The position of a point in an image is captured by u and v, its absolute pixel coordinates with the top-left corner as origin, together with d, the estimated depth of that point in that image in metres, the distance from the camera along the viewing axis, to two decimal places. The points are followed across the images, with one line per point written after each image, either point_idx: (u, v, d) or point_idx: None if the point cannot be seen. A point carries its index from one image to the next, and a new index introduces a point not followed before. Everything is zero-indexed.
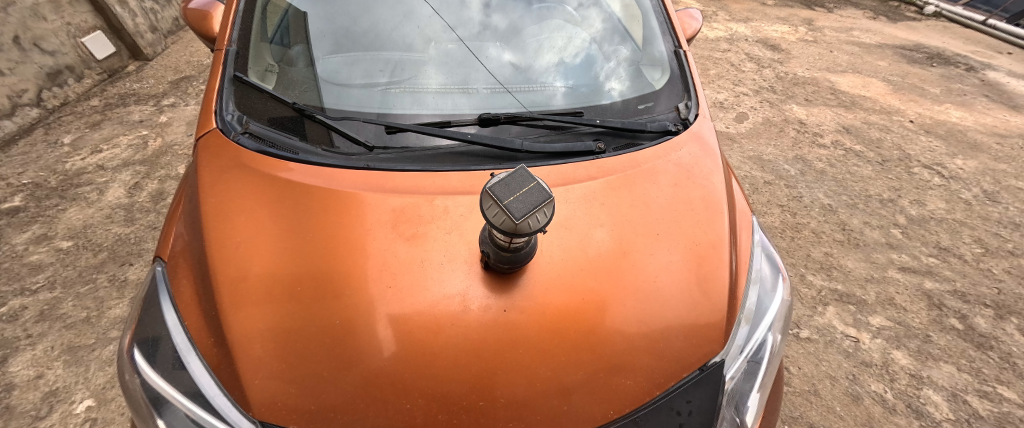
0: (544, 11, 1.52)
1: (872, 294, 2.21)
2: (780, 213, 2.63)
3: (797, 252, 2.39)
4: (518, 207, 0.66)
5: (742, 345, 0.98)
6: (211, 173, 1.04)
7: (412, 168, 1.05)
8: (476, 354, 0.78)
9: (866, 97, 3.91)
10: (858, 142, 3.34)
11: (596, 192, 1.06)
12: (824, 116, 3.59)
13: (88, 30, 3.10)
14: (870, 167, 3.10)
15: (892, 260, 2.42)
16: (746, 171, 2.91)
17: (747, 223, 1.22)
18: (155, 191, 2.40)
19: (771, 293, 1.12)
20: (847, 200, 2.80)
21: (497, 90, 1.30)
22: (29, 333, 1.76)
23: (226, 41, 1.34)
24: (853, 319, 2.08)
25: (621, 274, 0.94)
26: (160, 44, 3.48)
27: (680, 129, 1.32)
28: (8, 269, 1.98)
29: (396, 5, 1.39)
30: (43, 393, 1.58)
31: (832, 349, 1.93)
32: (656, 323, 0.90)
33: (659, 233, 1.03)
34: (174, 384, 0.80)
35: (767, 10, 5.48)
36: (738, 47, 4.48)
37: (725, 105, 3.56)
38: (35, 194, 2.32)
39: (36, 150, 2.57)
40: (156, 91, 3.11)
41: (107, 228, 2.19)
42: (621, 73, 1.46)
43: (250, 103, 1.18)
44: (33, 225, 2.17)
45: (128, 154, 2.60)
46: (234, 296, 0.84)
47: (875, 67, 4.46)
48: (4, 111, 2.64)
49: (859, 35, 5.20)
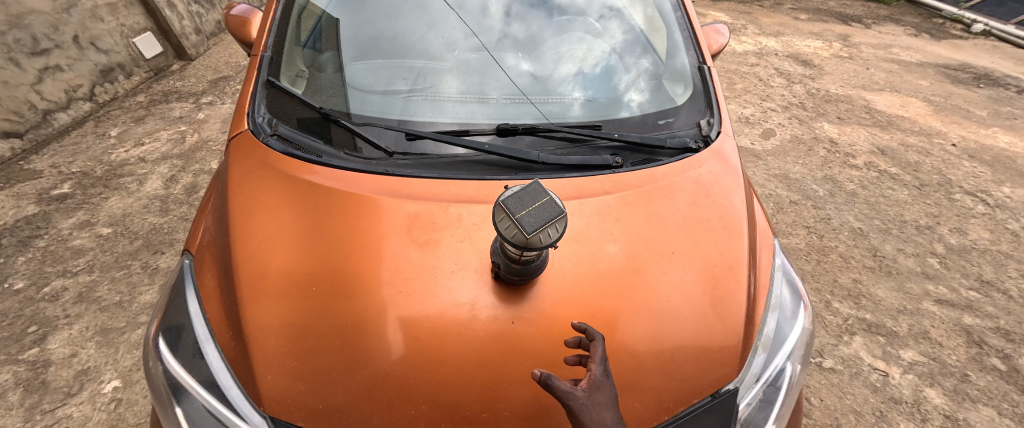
0: (564, 22, 1.51)
1: (904, 327, 2.09)
2: (806, 234, 2.53)
3: (823, 276, 2.29)
4: (530, 221, 0.66)
5: (759, 374, 0.94)
6: (239, 173, 1.08)
7: (429, 175, 1.07)
8: (482, 365, 0.78)
9: (903, 117, 3.74)
10: (894, 164, 3.19)
11: (610, 206, 1.05)
12: (857, 135, 3.45)
13: (139, 31, 3.28)
14: (906, 191, 2.96)
15: (928, 292, 2.29)
16: (771, 190, 2.82)
17: (768, 244, 1.19)
18: (188, 184, 2.51)
19: (793, 320, 1.07)
20: (879, 224, 2.67)
21: (516, 100, 1.31)
22: (68, 313, 1.86)
23: (261, 47, 1.39)
24: (882, 351, 1.97)
25: (632, 291, 0.92)
26: (202, 45, 3.68)
27: (701, 147, 1.29)
28: (54, 251, 2.11)
29: (422, 15, 1.42)
30: (76, 372, 1.67)
31: (858, 382, 1.83)
32: (666, 344, 0.87)
33: (674, 251, 1.01)
34: (192, 373, 0.83)
35: (799, 25, 5.34)
36: (767, 61, 4.36)
37: (751, 120, 3.47)
38: (81, 182, 2.47)
39: (86, 141, 2.75)
40: (196, 90, 3.27)
41: (144, 217, 2.30)
42: (640, 85, 1.44)
43: (280, 106, 1.22)
44: (78, 211, 2.31)
45: (168, 147, 2.74)
46: (253, 291, 0.87)
47: (916, 86, 4.26)
48: (60, 104, 2.82)
49: (899, 52, 4.99)
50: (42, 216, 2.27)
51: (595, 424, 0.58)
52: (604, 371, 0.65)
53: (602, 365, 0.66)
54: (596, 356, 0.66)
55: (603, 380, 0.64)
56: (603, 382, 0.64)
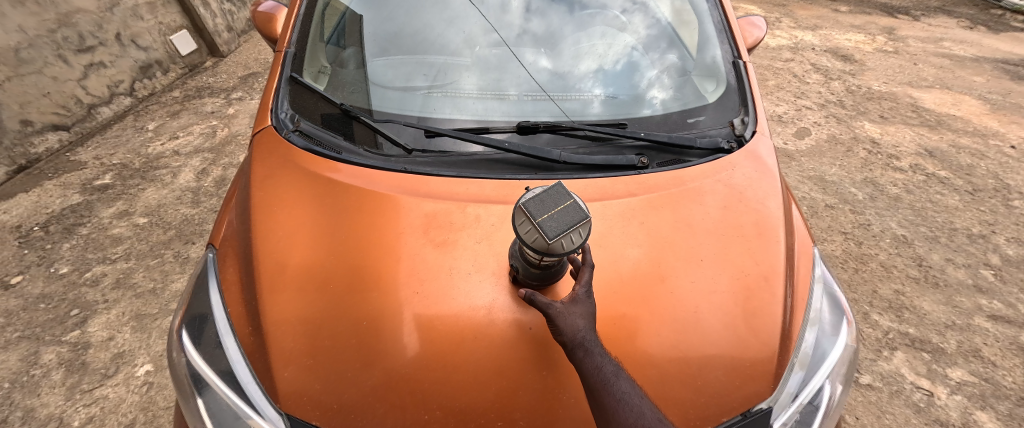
0: (585, 17, 1.45)
1: (952, 343, 1.95)
2: (843, 241, 2.39)
3: (861, 286, 2.16)
4: (552, 227, 0.62)
5: (796, 393, 0.88)
6: (262, 169, 1.09)
7: (448, 174, 1.05)
8: (497, 371, 0.76)
9: (955, 116, 3.50)
10: (943, 167, 2.98)
11: (635, 209, 1.01)
12: (903, 136, 3.24)
13: (176, 29, 3.39)
14: (956, 196, 2.76)
15: (980, 307, 2.13)
16: (805, 193, 2.68)
17: (807, 254, 1.11)
18: (218, 177, 2.58)
19: (833, 337, 1.00)
20: (926, 232, 2.50)
21: (537, 98, 1.28)
22: (107, 298, 1.95)
23: (286, 43, 1.39)
24: (927, 369, 1.84)
25: (657, 299, 0.87)
26: (233, 42, 3.80)
27: (734, 147, 1.22)
28: (95, 239, 2.21)
29: (442, 11, 1.41)
30: (113, 354, 1.74)
31: (899, 401, 1.72)
32: (694, 357, 0.83)
33: (703, 258, 0.96)
34: (212, 365, 0.84)
35: (839, 17, 5.06)
36: (803, 56, 4.16)
37: (784, 118, 3.31)
38: (121, 174, 2.58)
39: (126, 134, 2.87)
40: (227, 85, 3.37)
41: (177, 208, 2.38)
42: (665, 82, 1.38)
43: (303, 102, 1.23)
44: (117, 202, 2.41)
45: (200, 141, 2.83)
46: (272, 286, 0.87)
47: (970, 83, 3.98)
48: (104, 99, 2.96)
49: (951, 46, 4.67)
50: (85, 205, 2.39)
51: (567, 328, 0.68)
52: (587, 291, 0.74)
53: (586, 287, 0.74)
54: (581, 279, 0.75)
55: (584, 299, 0.73)
56: (583, 299, 0.72)
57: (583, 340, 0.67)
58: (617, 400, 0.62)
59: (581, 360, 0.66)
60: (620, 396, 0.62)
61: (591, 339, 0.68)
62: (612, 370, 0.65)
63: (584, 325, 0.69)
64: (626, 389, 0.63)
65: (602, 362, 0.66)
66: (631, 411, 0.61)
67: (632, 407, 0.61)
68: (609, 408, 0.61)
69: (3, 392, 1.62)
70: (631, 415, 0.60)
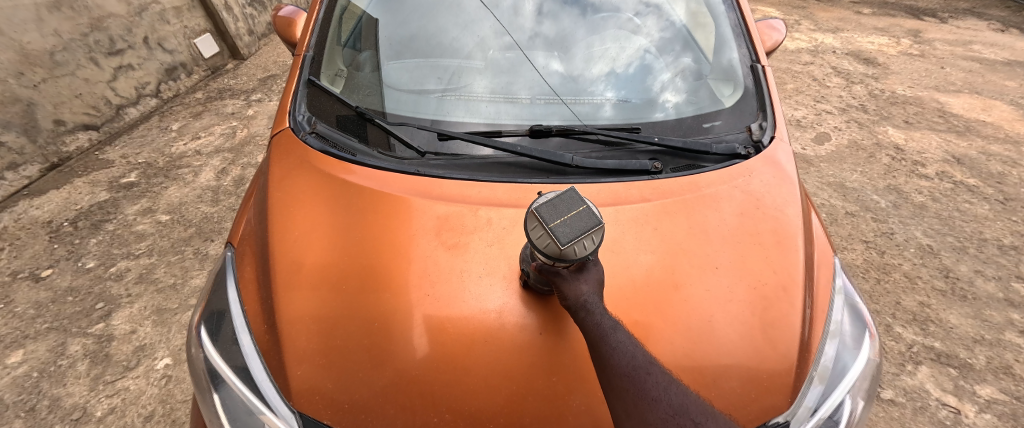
0: (598, 20, 1.44)
1: (980, 359, 1.88)
2: (864, 250, 2.32)
3: (883, 297, 2.08)
4: (564, 232, 0.62)
5: (815, 408, 0.85)
6: (280, 169, 1.11)
7: (459, 177, 1.05)
8: (507, 376, 0.75)
9: (985, 122, 3.37)
10: (971, 174, 2.88)
11: (649, 215, 0.99)
12: (929, 142, 3.13)
13: (200, 33, 3.50)
14: (986, 205, 2.66)
15: (1011, 321, 2.04)
16: (825, 199, 2.62)
17: (828, 264, 1.08)
18: (237, 177, 2.64)
19: (854, 350, 0.97)
20: (953, 242, 2.41)
21: (550, 102, 1.27)
22: (130, 292, 2.00)
23: (305, 47, 1.42)
24: (953, 385, 1.77)
25: (671, 307, 0.86)
26: (254, 46, 3.90)
27: (751, 153, 1.19)
28: (120, 235, 2.28)
29: (456, 14, 1.42)
30: (135, 347, 1.79)
31: (923, 418, 1.66)
32: (708, 367, 0.81)
33: (719, 265, 0.94)
34: (229, 362, 0.85)
35: (862, 20, 4.93)
36: (824, 60, 4.06)
37: (803, 123, 3.24)
38: (146, 172, 2.67)
39: (151, 133, 2.97)
40: (247, 88, 3.45)
41: (197, 206, 2.45)
42: (679, 85, 1.36)
43: (320, 105, 1.25)
44: (142, 199, 2.49)
45: (220, 141, 2.91)
46: (287, 285, 0.89)
47: (1001, 88, 3.83)
48: (131, 99, 3.06)
49: (981, 49, 4.50)
50: (111, 203, 2.47)
51: (571, 292, 0.69)
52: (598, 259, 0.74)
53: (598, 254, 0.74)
54: None
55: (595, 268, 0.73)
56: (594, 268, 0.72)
57: (585, 300, 0.68)
58: (612, 348, 0.64)
59: (583, 320, 0.67)
60: (615, 346, 0.64)
61: (594, 302, 0.68)
62: (610, 325, 0.66)
63: (589, 289, 0.69)
64: (622, 340, 0.65)
65: (601, 318, 0.67)
66: (626, 357, 0.63)
67: (626, 353, 0.63)
68: (604, 356, 0.64)
69: (32, 382, 1.68)
70: (626, 362, 0.62)
